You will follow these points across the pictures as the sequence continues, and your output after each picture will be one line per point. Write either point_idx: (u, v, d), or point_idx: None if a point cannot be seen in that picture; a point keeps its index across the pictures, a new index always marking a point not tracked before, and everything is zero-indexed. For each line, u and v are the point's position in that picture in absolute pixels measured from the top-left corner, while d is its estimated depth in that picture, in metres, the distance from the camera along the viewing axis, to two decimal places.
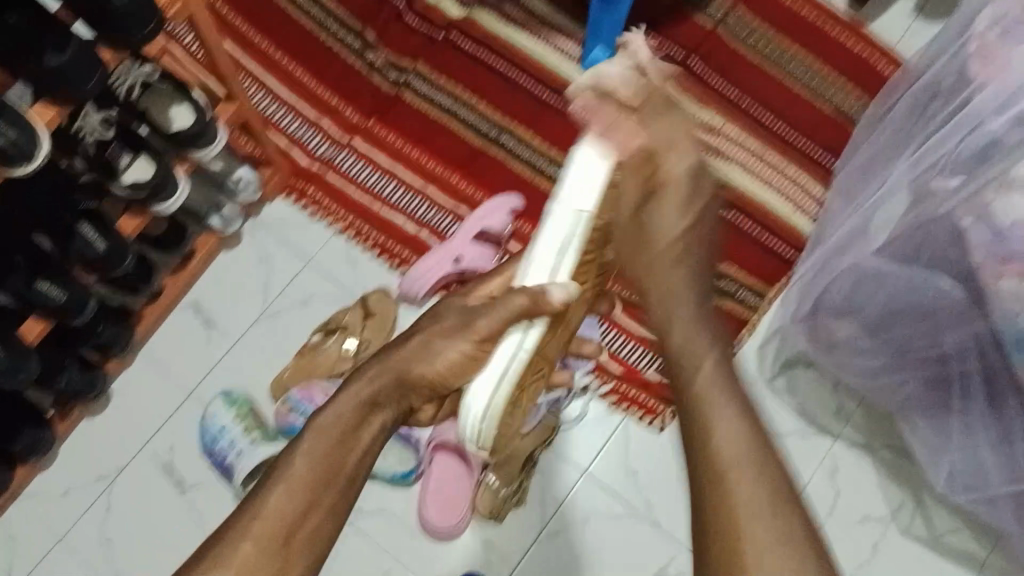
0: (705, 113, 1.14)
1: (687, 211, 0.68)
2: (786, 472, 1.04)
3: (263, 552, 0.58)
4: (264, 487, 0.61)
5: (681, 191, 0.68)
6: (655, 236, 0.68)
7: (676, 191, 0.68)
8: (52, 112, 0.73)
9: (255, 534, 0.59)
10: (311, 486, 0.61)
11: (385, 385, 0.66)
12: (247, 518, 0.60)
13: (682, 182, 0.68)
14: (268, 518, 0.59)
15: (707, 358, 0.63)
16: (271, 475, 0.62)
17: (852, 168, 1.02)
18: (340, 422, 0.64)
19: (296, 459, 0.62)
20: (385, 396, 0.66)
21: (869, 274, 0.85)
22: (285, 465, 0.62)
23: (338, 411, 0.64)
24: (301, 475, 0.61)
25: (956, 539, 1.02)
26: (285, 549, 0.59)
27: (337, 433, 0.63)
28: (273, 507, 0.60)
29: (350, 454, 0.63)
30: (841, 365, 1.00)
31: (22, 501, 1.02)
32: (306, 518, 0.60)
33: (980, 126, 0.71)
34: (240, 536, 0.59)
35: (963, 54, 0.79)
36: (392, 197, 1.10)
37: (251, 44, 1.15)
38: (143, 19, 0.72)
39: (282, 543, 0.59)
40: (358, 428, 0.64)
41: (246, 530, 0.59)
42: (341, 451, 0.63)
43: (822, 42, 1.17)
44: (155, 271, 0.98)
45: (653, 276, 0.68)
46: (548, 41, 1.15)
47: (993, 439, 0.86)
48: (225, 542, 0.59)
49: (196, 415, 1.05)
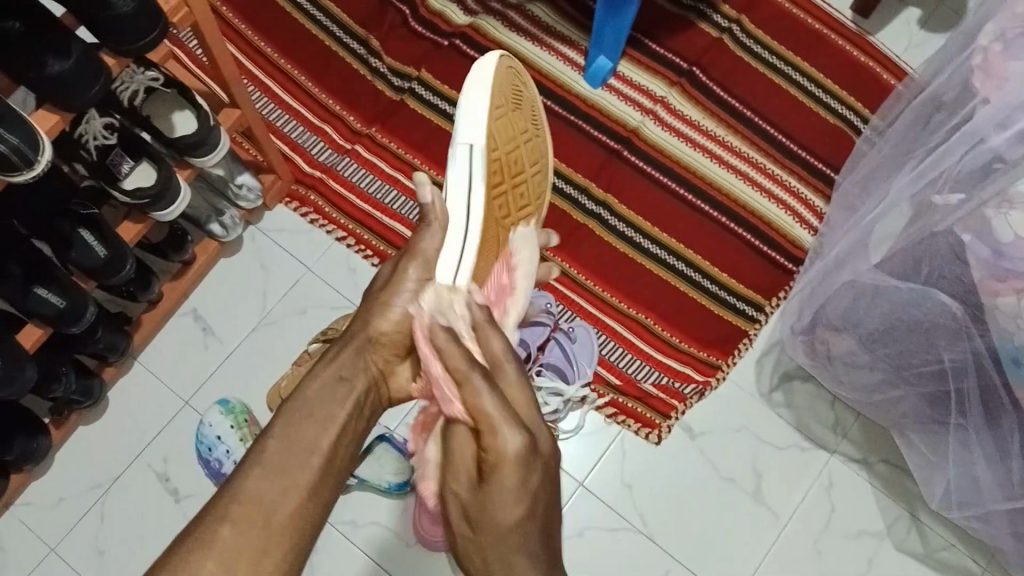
0: (707, 123, 1.15)
1: (527, 491, 0.50)
2: (782, 486, 1.04)
3: (244, 534, 0.51)
4: (235, 477, 0.54)
5: (513, 477, 0.50)
6: (497, 521, 0.50)
7: (511, 477, 0.50)
8: (54, 117, 0.73)
9: (234, 516, 0.52)
10: (281, 471, 0.54)
11: (354, 351, 0.63)
12: (214, 515, 0.52)
13: (513, 459, 0.51)
14: (243, 512, 0.52)
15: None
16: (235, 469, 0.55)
17: (852, 182, 1.02)
18: (316, 397, 0.59)
19: (270, 444, 0.56)
20: (352, 367, 0.62)
21: (868, 288, 0.86)
22: (257, 451, 0.56)
23: (310, 386, 0.60)
24: (272, 461, 0.55)
25: (950, 554, 1.02)
26: (267, 531, 0.52)
27: (306, 415, 0.58)
28: (249, 494, 0.53)
29: (327, 433, 0.57)
30: (838, 380, 1.00)
31: (15, 509, 1.01)
32: (285, 499, 0.53)
33: (982, 142, 0.71)
34: (217, 521, 0.51)
35: (967, 67, 0.79)
36: (393, 205, 1.10)
37: (254, 49, 1.15)
38: (145, 26, 0.72)
39: (262, 527, 0.52)
40: (332, 402, 0.59)
41: (223, 514, 0.52)
42: (313, 431, 0.57)
43: (825, 53, 1.17)
44: (153, 278, 0.98)
45: (500, 573, 0.50)
46: (554, 51, 1.17)
47: (990, 456, 0.86)
48: (198, 531, 0.51)
49: (192, 424, 1.04)
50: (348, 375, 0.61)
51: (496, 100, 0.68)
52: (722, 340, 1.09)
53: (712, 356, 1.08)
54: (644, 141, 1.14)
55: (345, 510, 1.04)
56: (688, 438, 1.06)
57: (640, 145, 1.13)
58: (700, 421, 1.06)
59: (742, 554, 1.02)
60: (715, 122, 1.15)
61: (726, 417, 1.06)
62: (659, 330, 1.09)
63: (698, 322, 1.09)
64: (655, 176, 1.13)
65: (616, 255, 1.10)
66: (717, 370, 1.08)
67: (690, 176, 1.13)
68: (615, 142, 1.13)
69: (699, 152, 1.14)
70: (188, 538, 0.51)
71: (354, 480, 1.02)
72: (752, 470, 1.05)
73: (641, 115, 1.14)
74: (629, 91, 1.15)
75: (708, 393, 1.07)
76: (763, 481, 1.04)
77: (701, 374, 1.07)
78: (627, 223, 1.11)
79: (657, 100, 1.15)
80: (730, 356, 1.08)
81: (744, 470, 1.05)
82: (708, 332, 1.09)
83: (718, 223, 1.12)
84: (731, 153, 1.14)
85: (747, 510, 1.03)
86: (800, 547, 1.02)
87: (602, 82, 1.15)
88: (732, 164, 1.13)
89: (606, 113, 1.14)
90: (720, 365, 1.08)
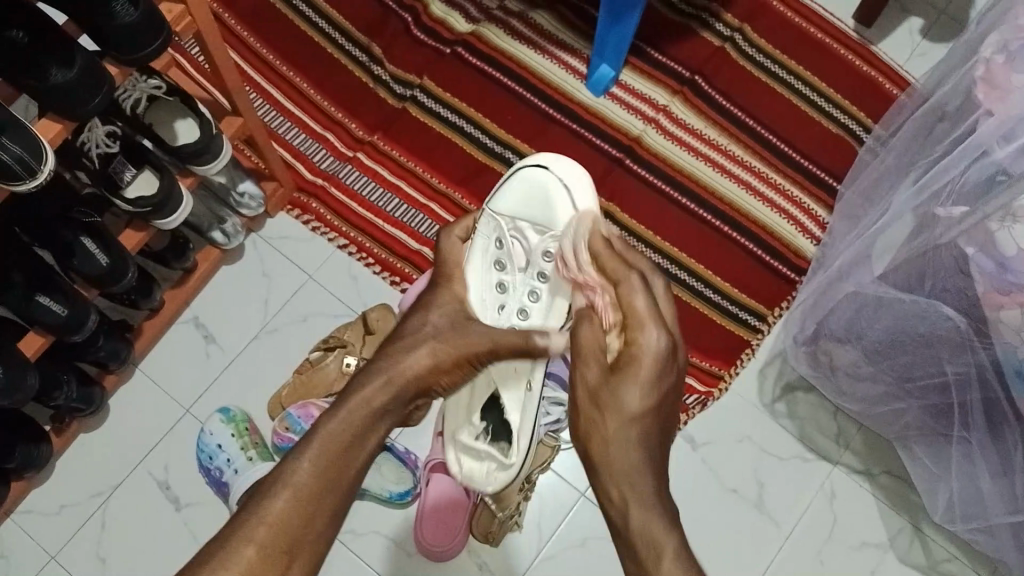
0: (710, 132, 1.14)
1: (650, 386, 0.62)
2: (785, 496, 1.04)
3: (266, 557, 0.57)
4: (266, 496, 0.59)
5: (649, 369, 0.62)
6: (619, 409, 0.62)
7: (642, 369, 0.62)
8: (57, 126, 0.73)
9: (256, 539, 0.57)
10: (310, 499, 0.59)
11: (396, 395, 0.65)
12: (241, 532, 0.57)
13: (648, 357, 0.63)
14: (275, 525, 0.58)
15: (665, 547, 0.59)
16: (270, 481, 0.60)
17: (855, 192, 1.02)
18: (342, 433, 0.62)
19: (300, 467, 0.60)
20: (395, 401, 0.65)
21: (871, 300, 0.86)
22: (288, 472, 0.60)
23: (348, 419, 0.63)
24: (305, 487, 0.59)
25: (952, 567, 1.02)
26: (286, 555, 0.57)
27: (343, 443, 0.62)
28: (275, 514, 0.58)
29: (354, 462, 0.62)
30: (841, 391, 1.00)
31: (16, 516, 1.01)
32: (310, 528, 0.59)
33: (986, 155, 0.70)
34: (242, 541, 0.57)
35: (970, 77, 0.79)
36: (395, 213, 1.10)
37: (257, 57, 1.15)
38: (149, 34, 0.72)
39: (288, 549, 0.57)
40: (360, 437, 0.62)
41: (248, 535, 0.57)
42: (344, 464, 0.61)
43: (827, 63, 1.17)
44: (154, 285, 0.98)
45: (604, 444, 0.63)
46: (555, 58, 1.16)
47: (993, 469, 0.86)
48: (226, 547, 0.57)
49: (193, 432, 1.04)
50: (387, 413, 0.64)
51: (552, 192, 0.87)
52: (724, 349, 1.09)
53: (714, 366, 1.08)
54: (647, 150, 1.13)
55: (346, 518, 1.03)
56: (690, 450, 1.05)
57: (643, 154, 1.13)
58: (701, 432, 1.06)
59: (745, 565, 1.02)
60: (717, 132, 1.15)
61: (728, 427, 1.06)
62: None
63: (698, 331, 1.09)
64: (659, 186, 1.12)
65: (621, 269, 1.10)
66: (719, 380, 1.07)
67: (693, 186, 1.13)
68: (617, 151, 1.13)
69: (702, 161, 1.13)
70: (222, 547, 0.57)
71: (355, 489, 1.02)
72: (754, 481, 1.04)
73: (643, 124, 1.14)
74: (631, 99, 1.15)
75: (710, 403, 1.07)
76: (765, 491, 1.04)
77: (703, 383, 1.07)
78: (627, 230, 1.11)
79: (659, 109, 1.15)
80: (732, 366, 1.08)
81: (746, 480, 1.04)
82: (710, 342, 1.09)
83: (721, 232, 1.12)
84: (732, 161, 1.14)
85: (749, 520, 1.03)
86: (803, 559, 1.02)
87: (604, 91, 1.15)
88: (734, 173, 1.13)
89: (608, 122, 1.14)
90: (722, 375, 1.07)
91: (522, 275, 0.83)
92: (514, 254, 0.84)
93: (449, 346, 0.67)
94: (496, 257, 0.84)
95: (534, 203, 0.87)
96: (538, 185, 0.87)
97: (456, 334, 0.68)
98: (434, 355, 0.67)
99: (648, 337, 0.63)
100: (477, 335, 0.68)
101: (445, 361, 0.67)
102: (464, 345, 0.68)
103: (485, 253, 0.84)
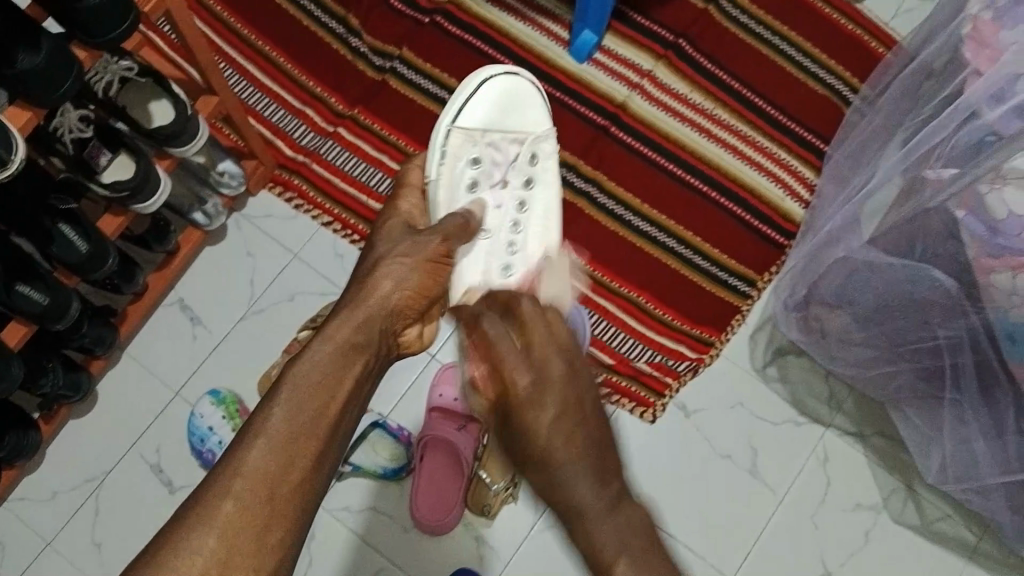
0: (696, 97, 1.13)
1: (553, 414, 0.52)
2: (779, 459, 1.04)
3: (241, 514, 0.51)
4: None
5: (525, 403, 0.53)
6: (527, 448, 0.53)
7: (526, 407, 0.52)
8: (26, 114, 0.71)
9: None
10: (287, 445, 0.51)
11: (359, 323, 0.57)
12: None
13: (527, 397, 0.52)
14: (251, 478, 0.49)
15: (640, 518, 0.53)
16: (236, 442, 0.51)
17: (843, 154, 1.01)
18: (314, 372, 0.54)
19: (273, 414, 0.52)
20: (366, 330, 0.57)
21: (861, 266, 0.85)
22: (259, 421, 0.52)
23: (313, 360, 0.54)
24: (278, 433, 0.51)
25: (947, 526, 1.02)
26: (270, 505, 0.49)
27: (313, 385, 0.53)
28: None
29: (336, 398, 0.54)
30: (833, 356, 0.99)
31: (10, 504, 1.01)
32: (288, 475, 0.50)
33: (976, 116, 0.69)
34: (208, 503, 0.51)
35: (956, 35, 0.77)
36: (378, 187, 1.09)
37: (231, 31, 1.13)
38: (117, 17, 0.71)
39: (267, 502, 0.49)
40: (333, 376, 0.54)
41: None
42: (317, 401, 0.53)
43: (812, 21, 1.15)
44: (137, 270, 0.96)
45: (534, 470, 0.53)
46: (536, 25, 1.14)
47: (986, 431, 0.85)
48: None
49: (184, 415, 1.04)
50: (361, 345, 0.56)
51: (501, 99, 0.83)
52: (716, 317, 1.08)
53: (705, 334, 1.07)
54: (632, 116, 1.11)
55: (341, 496, 1.03)
56: (683, 416, 1.05)
57: (628, 120, 1.11)
58: (693, 400, 1.06)
59: (738, 533, 1.02)
60: (702, 95, 1.13)
61: (718, 394, 1.06)
62: (651, 309, 1.08)
63: (692, 301, 1.08)
64: (644, 152, 1.11)
65: (647, 258, 1.09)
66: (711, 347, 1.07)
67: (679, 151, 1.11)
68: (603, 119, 1.11)
69: (687, 125, 1.12)
70: None
71: (348, 467, 1.01)
72: (747, 446, 1.04)
73: (628, 89, 1.12)
74: (615, 65, 1.13)
75: (701, 370, 1.06)
76: (758, 456, 1.04)
77: (693, 352, 1.07)
78: (628, 208, 1.09)
79: (644, 74, 1.13)
80: (723, 332, 1.08)
81: (739, 446, 1.04)
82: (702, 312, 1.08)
83: (709, 199, 1.10)
84: (719, 126, 1.12)
85: (743, 485, 1.03)
86: (798, 523, 1.02)
87: (587, 56, 1.12)
88: (721, 137, 1.12)
89: (593, 89, 1.12)
90: (713, 342, 1.07)
91: (506, 193, 0.80)
92: (492, 168, 0.80)
93: (405, 263, 0.61)
94: (473, 176, 0.78)
95: (492, 116, 0.82)
96: (495, 100, 0.83)
97: (410, 251, 0.61)
98: (395, 275, 0.60)
99: (521, 370, 0.53)
100: (428, 249, 0.62)
101: (411, 282, 0.60)
102: (420, 257, 0.61)
103: (458, 164, 0.77)
